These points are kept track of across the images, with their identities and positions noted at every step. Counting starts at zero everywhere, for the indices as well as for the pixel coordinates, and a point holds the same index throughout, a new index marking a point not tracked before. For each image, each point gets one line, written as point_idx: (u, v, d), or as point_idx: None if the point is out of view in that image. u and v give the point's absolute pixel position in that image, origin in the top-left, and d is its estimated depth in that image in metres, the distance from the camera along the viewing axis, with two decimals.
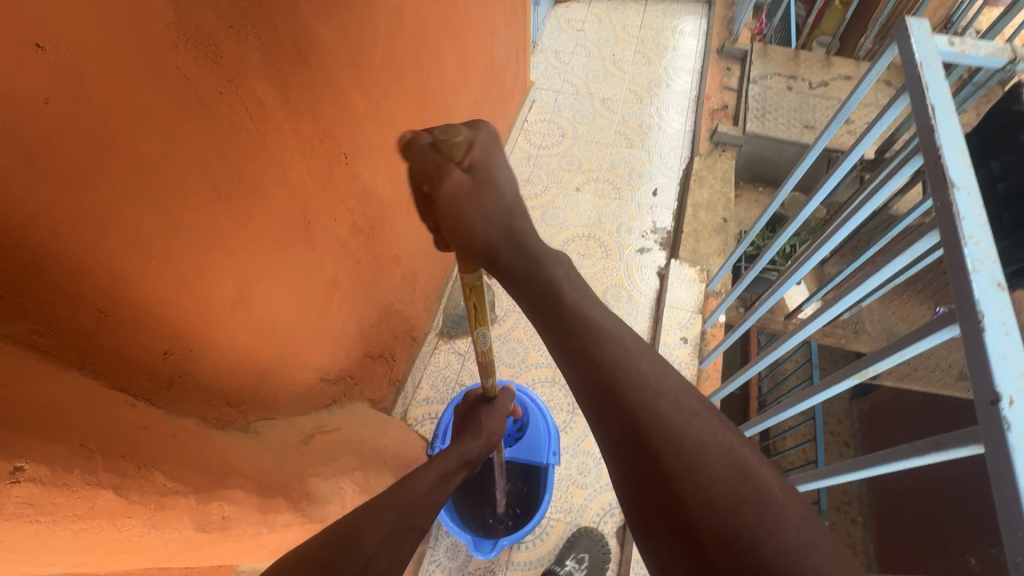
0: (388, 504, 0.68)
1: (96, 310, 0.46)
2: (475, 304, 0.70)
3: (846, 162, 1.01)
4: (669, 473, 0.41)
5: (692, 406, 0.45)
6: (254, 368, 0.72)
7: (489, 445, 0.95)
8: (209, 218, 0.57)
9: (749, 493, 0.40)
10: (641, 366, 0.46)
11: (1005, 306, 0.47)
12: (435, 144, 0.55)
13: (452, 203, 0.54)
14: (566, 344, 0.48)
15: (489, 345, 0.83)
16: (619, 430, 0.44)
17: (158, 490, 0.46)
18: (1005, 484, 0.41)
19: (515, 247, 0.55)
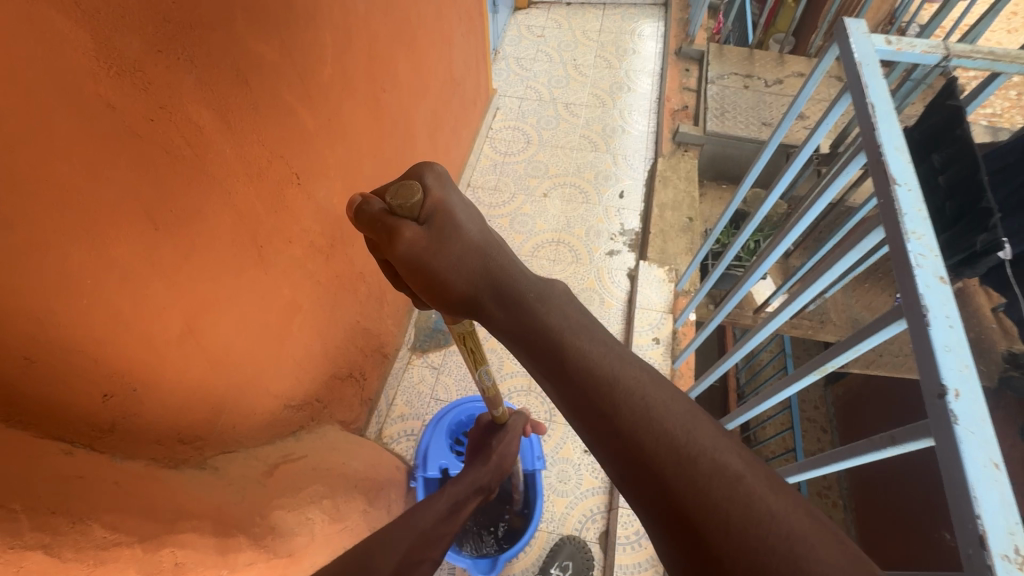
0: (404, 535, 0.79)
1: (20, 357, 0.43)
2: (472, 347, 0.74)
3: (797, 158, 1.04)
4: (719, 550, 0.38)
5: (732, 463, 0.41)
6: (209, 401, 0.69)
7: (501, 471, 1.00)
8: (146, 251, 0.54)
9: (811, 569, 0.36)
10: (666, 425, 0.44)
11: (947, 300, 0.49)
12: (390, 209, 0.56)
13: (411, 259, 0.56)
14: (585, 411, 0.48)
15: (493, 382, 0.88)
16: (653, 498, 0.42)
17: (96, 544, 0.43)
18: (954, 477, 0.42)
19: (494, 293, 0.57)
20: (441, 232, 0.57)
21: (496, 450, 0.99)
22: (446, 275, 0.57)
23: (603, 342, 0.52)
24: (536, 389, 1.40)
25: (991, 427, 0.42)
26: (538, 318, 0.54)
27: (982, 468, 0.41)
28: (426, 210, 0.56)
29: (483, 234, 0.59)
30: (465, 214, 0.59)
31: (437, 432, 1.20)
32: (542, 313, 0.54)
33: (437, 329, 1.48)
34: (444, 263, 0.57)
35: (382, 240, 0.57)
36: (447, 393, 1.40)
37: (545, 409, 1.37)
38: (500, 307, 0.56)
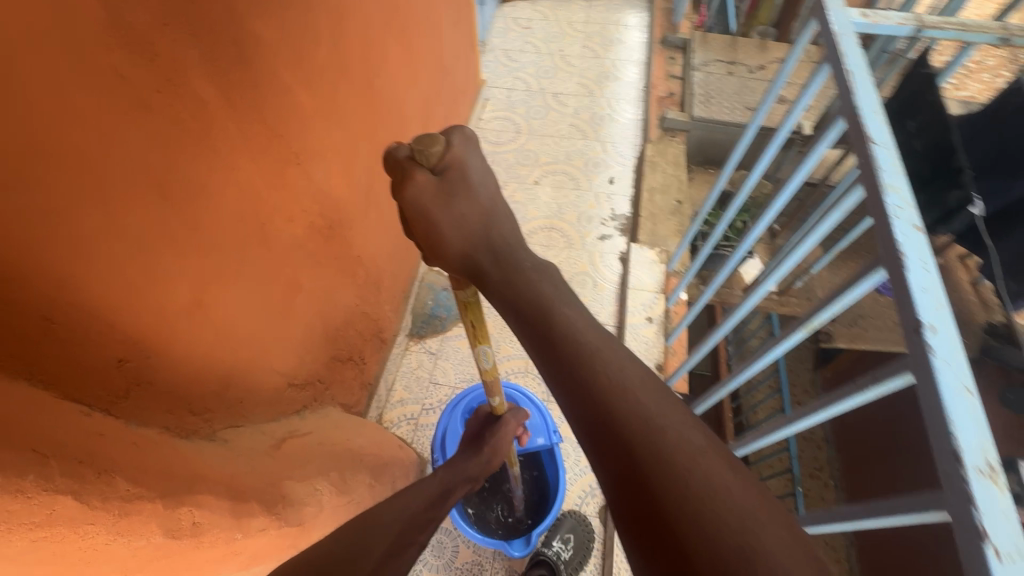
0: (393, 517, 0.77)
1: (41, 318, 0.45)
2: (473, 320, 0.76)
3: (776, 137, 1.07)
4: (674, 518, 0.41)
5: (697, 440, 0.45)
6: (217, 374, 0.71)
7: (490, 464, 1.01)
8: (157, 221, 0.56)
9: (757, 542, 0.39)
10: (639, 396, 0.48)
11: (923, 246, 0.52)
12: (411, 154, 0.57)
13: (417, 204, 0.57)
14: (562, 372, 0.51)
15: (492, 364, 0.89)
16: (618, 459, 0.45)
17: (120, 496, 0.45)
18: (933, 405, 0.45)
19: (495, 257, 0.60)
20: (451, 188, 0.57)
21: (490, 442, 1.00)
22: (444, 231, 0.58)
23: (588, 317, 0.55)
24: (533, 369, 1.43)
25: (965, 358, 0.46)
26: (529, 289, 0.56)
27: (957, 394, 0.44)
28: (442, 162, 0.57)
29: (489, 200, 0.60)
30: (479, 176, 0.59)
31: (455, 413, 1.22)
32: (532, 284, 0.57)
33: (433, 315, 1.51)
34: (444, 218, 0.58)
35: (394, 184, 0.58)
36: (446, 377, 1.43)
37: (543, 389, 1.40)
38: (497, 273, 0.59)
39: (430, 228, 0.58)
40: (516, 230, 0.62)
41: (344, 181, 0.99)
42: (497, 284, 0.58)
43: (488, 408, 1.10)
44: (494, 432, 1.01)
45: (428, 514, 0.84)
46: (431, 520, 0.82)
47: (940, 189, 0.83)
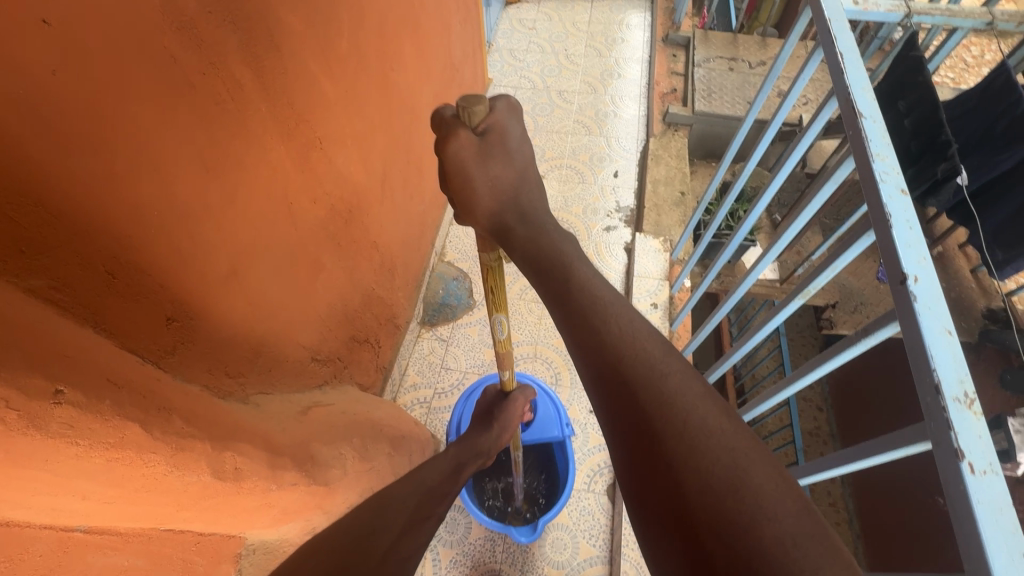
0: (410, 490, 0.79)
1: (105, 272, 0.50)
2: (493, 286, 0.81)
3: (769, 129, 1.11)
4: (670, 453, 0.45)
5: (697, 388, 0.49)
6: (250, 341, 0.75)
7: (501, 439, 1.06)
8: (200, 192, 0.61)
9: (747, 477, 0.43)
10: (646, 348, 0.52)
11: (907, 207, 0.56)
12: (457, 113, 0.64)
13: (456, 160, 0.62)
14: (575, 322, 0.56)
15: (506, 335, 0.93)
16: (622, 399, 0.50)
17: (176, 432, 0.50)
18: (917, 350, 0.49)
19: (523, 219, 0.65)
20: (486, 149, 0.64)
21: (500, 418, 1.04)
22: (477, 188, 0.64)
23: (601, 278, 0.59)
24: (542, 355, 1.47)
25: (947, 303, 0.50)
26: (548, 252, 0.61)
27: (938, 335, 0.48)
28: (483, 123, 0.64)
29: (520, 164, 0.66)
30: (516, 141, 0.66)
31: (468, 402, 1.28)
32: (552, 248, 0.61)
33: (444, 303, 1.57)
34: (480, 176, 0.63)
35: (438, 140, 0.64)
36: (457, 362, 1.48)
37: (551, 373, 1.45)
38: (523, 230, 0.64)
39: (465, 183, 0.63)
40: (544, 201, 0.68)
41: (362, 168, 1.04)
42: (522, 247, 0.63)
43: (497, 387, 1.12)
44: (504, 408, 1.05)
45: (442, 489, 0.86)
46: (446, 493, 0.86)
47: (927, 163, 1.02)
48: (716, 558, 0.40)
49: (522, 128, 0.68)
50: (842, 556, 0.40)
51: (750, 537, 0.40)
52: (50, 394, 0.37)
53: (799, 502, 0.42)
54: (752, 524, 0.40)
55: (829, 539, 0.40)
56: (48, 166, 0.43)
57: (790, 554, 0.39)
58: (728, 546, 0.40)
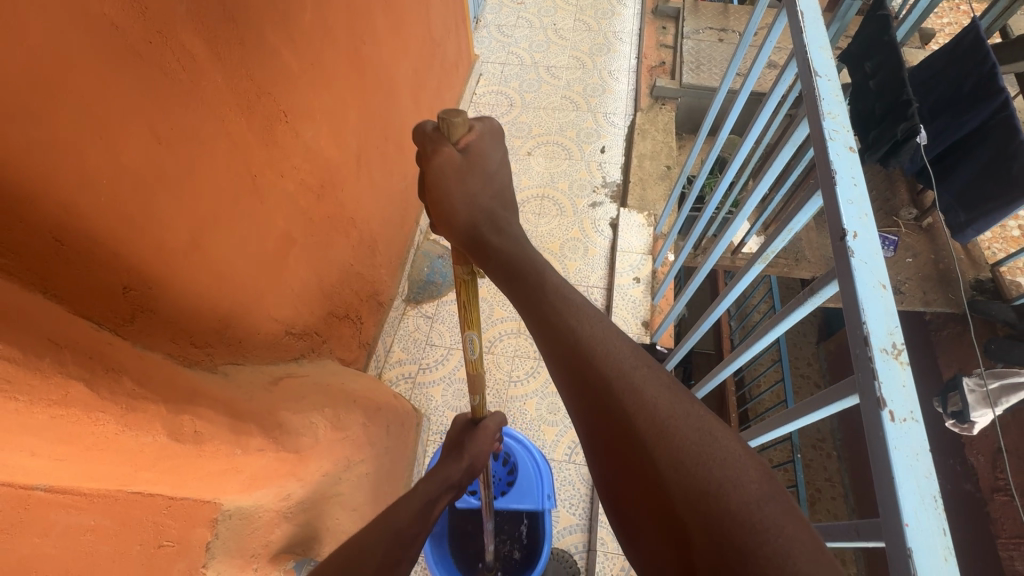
0: (377, 539, 0.77)
1: (50, 238, 0.51)
2: (466, 300, 0.80)
3: (739, 96, 1.15)
4: (642, 437, 0.44)
5: (665, 376, 0.49)
6: (216, 312, 0.77)
7: (473, 469, 1.02)
8: (153, 161, 0.61)
9: (716, 453, 0.42)
10: (612, 339, 0.52)
11: (853, 165, 0.56)
12: (438, 126, 0.64)
13: (439, 173, 0.63)
14: (544, 320, 0.55)
15: (477, 358, 0.91)
16: (593, 390, 0.49)
17: (127, 393, 0.51)
18: (849, 298, 0.49)
19: (492, 227, 0.65)
20: (467, 165, 0.64)
21: (470, 448, 1.01)
22: (454, 205, 0.64)
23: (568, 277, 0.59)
24: (525, 331, 1.48)
25: (883, 261, 0.50)
26: (521, 259, 0.61)
27: (871, 290, 0.48)
28: (463, 138, 0.65)
29: (497, 185, 0.67)
30: (495, 163, 0.68)
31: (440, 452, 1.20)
32: (526, 254, 0.61)
33: (429, 281, 1.58)
34: (458, 193, 0.64)
35: (421, 153, 0.65)
36: (442, 338, 1.50)
37: (534, 348, 1.45)
38: (498, 240, 0.64)
39: (441, 195, 0.63)
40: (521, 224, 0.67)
41: (334, 142, 1.04)
42: (497, 258, 0.63)
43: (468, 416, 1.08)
44: (474, 437, 1.03)
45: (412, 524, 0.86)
46: (417, 536, 0.84)
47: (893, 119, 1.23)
48: (693, 534, 0.39)
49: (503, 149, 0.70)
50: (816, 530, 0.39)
51: (723, 509, 0.39)
52: None
53: (766, 473, 0.41)
54: (723, 494, 0.40)
55: (802, 518, 0.39)
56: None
57: (761, 521, 0.38)
58: (702, 521, 0.39)
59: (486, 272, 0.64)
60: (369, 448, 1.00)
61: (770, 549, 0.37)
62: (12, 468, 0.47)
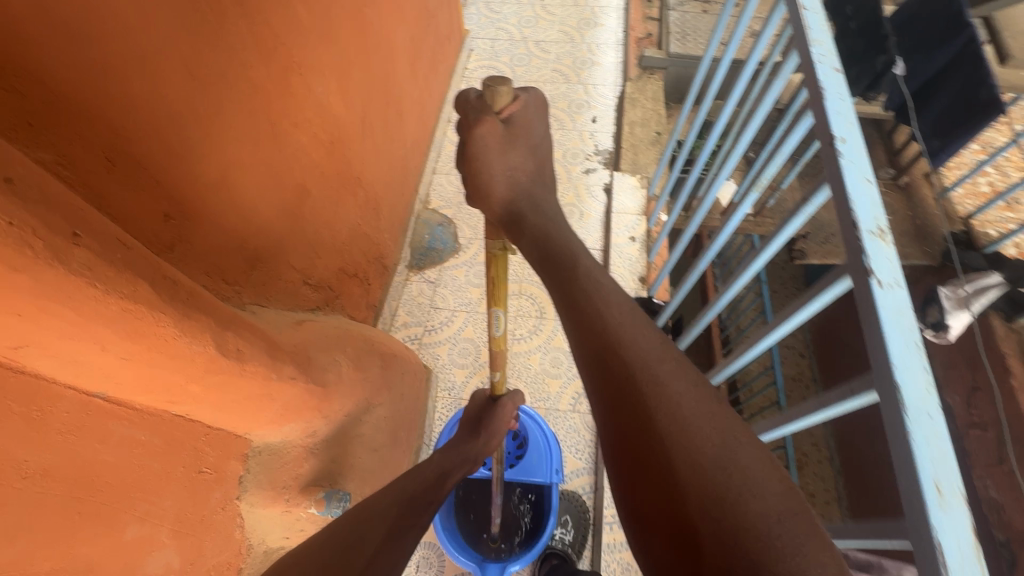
0: (388, 503, 0.83)
1: (103, 158, 0.54)
2: (497, 276, 0.85)
3: (723, 61, 1.18)
4: (663, 435, 0.48)
5: (692, 376, 0.53)
6: (243, 253, 0.80)
7: (486, 448, 1.06)
8: (186, 96, 0.65)
9: (738, 459, 0.46)
10: (644, 334, 0.55)
11: (839, 82, 0.61)
12: (480, 96, 0.73)
13: (481, 144, 0.71)
14: (576, 309, 0.58)
15: (501, 333, 0.97)
16: (617, 379, 0.52)
17: (182, 301, 0.55)
18: (838, 192, 0.55)
19: (534, 211, 0.71)
20: (509, 135, 0.73)
21: (488, 427, 1.05)
22: (493, 175, 0.71)
23: (600, 265, 0.63)
24: (527, 292, 1.53)
25: (867, 159, 0.56)
26: (556, 241, 0.66)
27: (860, 182, 0.54)
28: (507, 109, 0.73)
29: (534, 160, 0.74)
30: (534, 137, 0.75)
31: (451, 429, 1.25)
32: (557, 236, 0.67)
33: (430, 248, 1.62)
34: (498, 163, 0.71)
35: (466, 123, 0.73)
36: (445, 302, 1.54)
37: (535, 307, 1.51)
38: (534, 217, 0.70)
39: (482, 165, 0.71)
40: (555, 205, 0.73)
41: (342, 100, 1.07)
42: (531, 232, 0.69)
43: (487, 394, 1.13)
44: (495, 414, 1.07)
45: (427, 496, 0.89)
46: (431, 502, 0.88)
47: None
48: (704, 534, 0.43)
49: (542, 123, 0.78)
50: (822, 538, 0.43)
51: (737, 515, 0.43)
52: (70, 235, 0.42)
53: (783, 485, 0.45)
54: (740, 501, 0.44)
55: (810, 527, 0.43)
56: (29, 50, 0.45)
57: (773, 531, 0.42)
58: (714, 522, 0.43)
59: (516, 246, 0.70)
60: (386, 393, 1.05)
61: (777, 558, 0.41)
62: (82, 368, 0.51)
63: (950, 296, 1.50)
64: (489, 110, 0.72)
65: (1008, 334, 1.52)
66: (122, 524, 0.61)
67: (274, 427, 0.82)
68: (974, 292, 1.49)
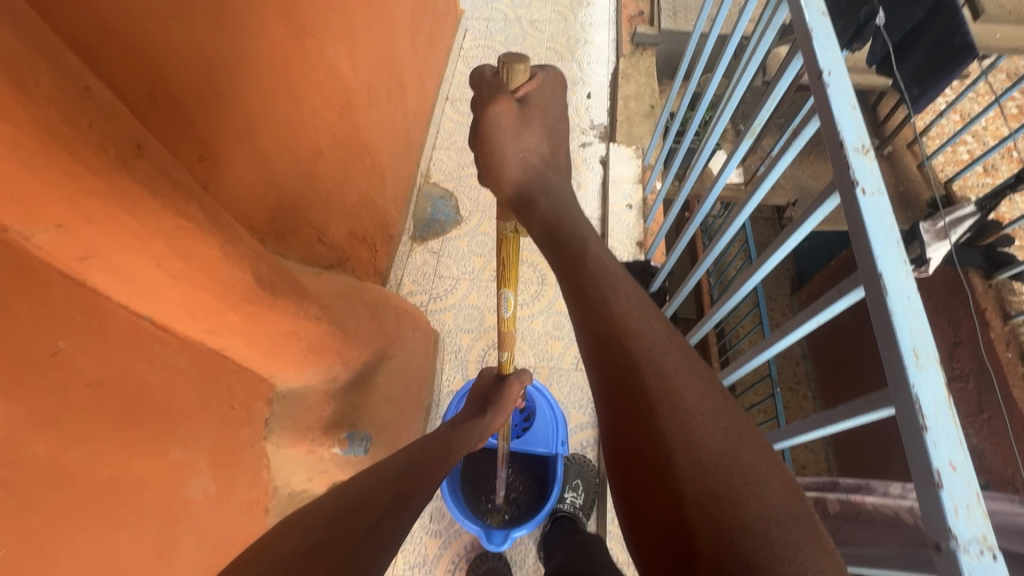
0: (391, 476, 0.77)
1: (148, 95, 0.58)
2: (509, 258, 0.84)
3: (711, 35, 1.22)
4: (663, 428, 0.49)
5: (698, 371, 0.53)
6: (266, 202, 0.84)
7: (490, 428, 1.01)
8: (217, 45, 0.68)
9: (739, 457, 0.47)
10: (650, 326, 0.56)
11: (826, 22, 0.66)
12: (498, 72, 0.74)
13: (495, 123, 0.72)
14: (585, 300, 0.59)
15: (511, 314, 0.96)
16: (621, 373, 0.53)
17: (225, 224, 0.59)
18: (825, 117, 0.60)
19: (546, 195, 0.71)
20: (523, 115, 0.74)
21: (497, 403, 1.01)
22: (506, 157, 0.73)
23: (610, 253, 0.64)
24: (528, 259, 1.57)
25: (852, 90, 0.61)
26: (566, 226, 0.66)
27: (846, 109, 0.59)
28: (522, 88, 0.75)
29: (547, 141, 0.75)
30: (552, 114, 0.78)
31: (461, 400, 1.27)
32: (569, 221, 0.67)
33: (433, 219, 1.66)
34: (511, 145, 0.72)
35: (482, 100, 0.74)
36: (449, 270, 1.59)
37: (537, 274, 1.55)
38: (546, 202, 0.70)
39: (496, 147, 0.72)
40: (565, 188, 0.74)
41: (350, 65, 1.10)
42: (541, 215, 0.69)
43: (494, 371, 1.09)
44: (501, 393, 1.02)
45: (430, 470, 0.82)
46: (435, 478, 0.81)
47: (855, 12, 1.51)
48: (698, 530, 0.44)
49: (558, 101, 0.80)
50: (822, 540, 0.43)
51: (734, 513, 0.43)
52: (137, 148, 0.46)
53: (785, 485, 0.45)
54: (738, 500, 0.44)
55: (813, 529, 0.43)
56: None
57: (771, 531, 0.42)
58: (710, 519, 0.44)
59: (527, 229, 0.70)
60: (399, 344, 1.10)
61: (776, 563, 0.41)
62: (135, 285, 0.55)
63: (929, 231, 1.63)
64: (504, 88, 0.74)
65: (987, 290, 1.60)
66: (166, 446, 0.65)
67: (297, 371, 0.86)
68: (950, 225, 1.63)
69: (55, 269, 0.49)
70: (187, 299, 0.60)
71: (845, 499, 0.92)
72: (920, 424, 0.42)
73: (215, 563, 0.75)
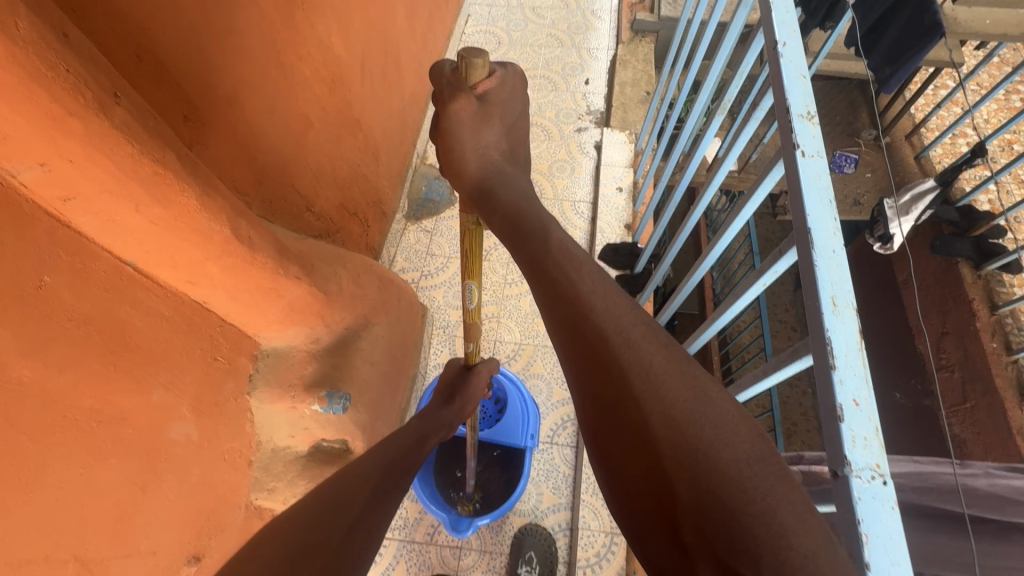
0: (374, 465, 0.77)
1: (133, 55, 0.62)
2: (471, 248, 0.86)
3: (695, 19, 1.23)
4: (636, 393, 0.48)
5: (664, 337, 0.53)
6: (253, 167, 0.89)
7: (464, 411, 1.04)
8: (205, 10, 0.72)
9: (708, 411, 0.47)
10: (615, 300, 0.55)
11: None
12: (456, 69, 0.74)
13: (456, 122, 0.75)
14: (547, 282, 0.57)
15: (477, 305, 0.97)
16: (591, 346, 0.52)
17: (201, 179, 0.63)
18: (776, 87, 0.62)
19: (501, 185, 0.75)
20: (484, 113, 0.76)
21: (469, 390, 1.04)
22: (466, 153, 0.76)
23: (572, 237, 0.64)
24: None
25: (805, 61, 0.63)
26: (524, 213, 0.67)
27: (796, 77, 0.61)
28: (482, 84, 0.76)
29: (506, 139, 0.79)
30: (511, 116, 0.81)
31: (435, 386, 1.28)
32: (530, 213, 0.67)
33: (428, 200, 1.69)
34: (471, 140, 0.76)
35: (442, 95, 0.76)
36: (441, 249, 1.62)
37: None
38: (505, 195, 0.72)
39: (455, 141, 0.76)
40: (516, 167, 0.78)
41: (341, 41, 1.14)
42: (501, 209, 0.70)
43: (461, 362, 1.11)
44: (467, 383, 1.05)
45: (405, 463, 0.82)
46: (413, 467, 0.82)
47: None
48: (678, 485, 0.44)
49: (517, 97, 0.81)
50: (791, 477, 0.44)
51: (709, 463, 0.43)
52: (113, 95, 0.50)
53: (754, 433, 0.46)
54: (711, 449, 0.44)
55: (787, 475, 0.44)
56: None
57: (744, 475, 0.42)
58: (688, 474, 0.44)
59: (488, 222, 0.71)
60: (383, 312, 1.14)
61: (755, 504, 0.41)
62: (116, 229, 0.60)
63: (893, 206, 1.66)
64: (465, 85, 0.74)
65: (975, 281, 1.62)
66: (150, 387, 0.70)
67: (280, 330, 0.90)
68: (912, 200, 1.65)
69: (43, 210, 0.54)
70: (164, 246, 0.64)
71: (807, 472, 0.95)
72: (829, 363, 0.45)
73: (198, 503, 0.80)
